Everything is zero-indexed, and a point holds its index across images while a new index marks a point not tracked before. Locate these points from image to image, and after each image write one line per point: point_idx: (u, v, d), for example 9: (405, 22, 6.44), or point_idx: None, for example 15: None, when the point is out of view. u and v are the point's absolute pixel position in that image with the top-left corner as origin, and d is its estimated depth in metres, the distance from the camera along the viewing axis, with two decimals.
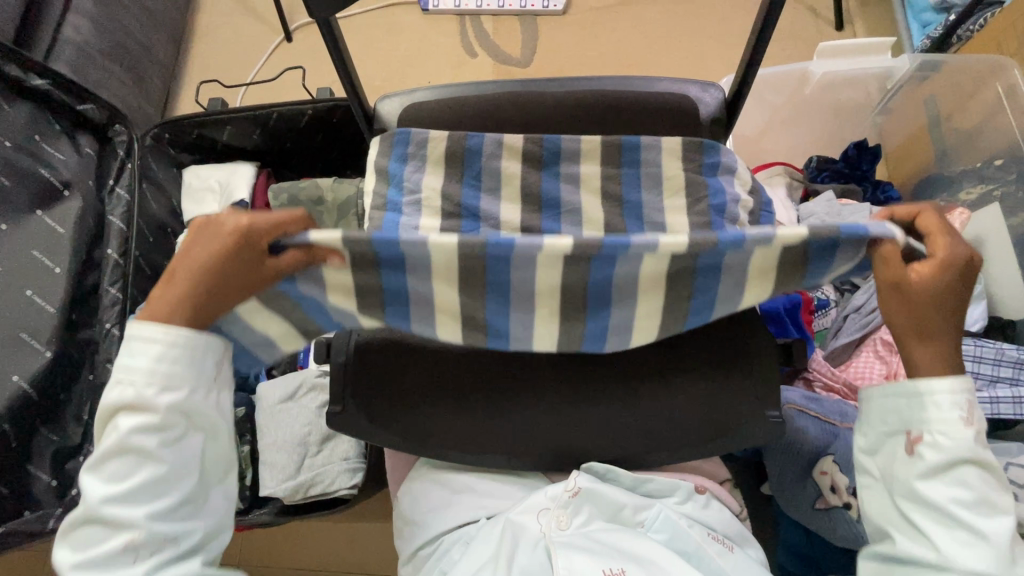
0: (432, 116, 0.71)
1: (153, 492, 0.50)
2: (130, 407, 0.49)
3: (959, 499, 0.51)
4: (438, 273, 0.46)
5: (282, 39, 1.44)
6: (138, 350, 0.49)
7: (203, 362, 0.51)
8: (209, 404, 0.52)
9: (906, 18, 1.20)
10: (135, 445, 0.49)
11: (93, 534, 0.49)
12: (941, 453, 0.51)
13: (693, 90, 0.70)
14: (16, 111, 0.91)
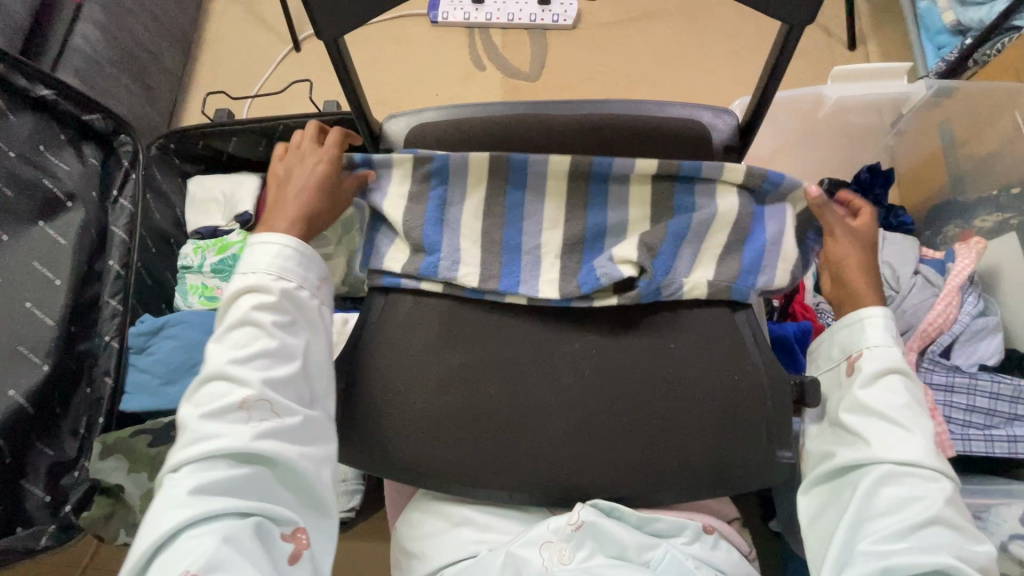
0: (439, 137, 0.69)
1: (268, 361, 0.56)
2: (257, 288, 0.59)
3: (891, 402, 0.56)
4: (470, 190, 0.63)
5: (291, 49, 1.44)
6: (263, 250, 0.60)
7: (310, 269, 0.62)
8: (311, 303, 0.61)
9: (920, 39, 1.18)
10: (256, 319, 0.57)
11: (216, 392, 0.55)
12: (874, 363, 0.59)
13: (705, 116, 0.68)
14: (20, 122, 0.91)
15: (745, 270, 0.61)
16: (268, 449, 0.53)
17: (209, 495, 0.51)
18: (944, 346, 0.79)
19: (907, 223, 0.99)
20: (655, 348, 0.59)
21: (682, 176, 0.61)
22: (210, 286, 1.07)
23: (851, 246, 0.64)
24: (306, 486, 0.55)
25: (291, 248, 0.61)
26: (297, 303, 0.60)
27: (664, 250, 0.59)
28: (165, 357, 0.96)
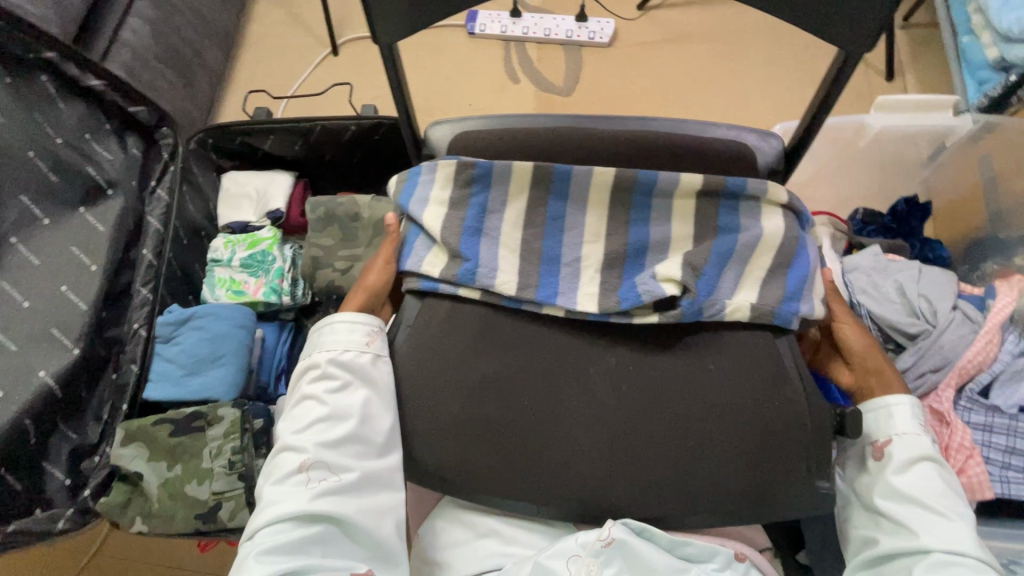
0: (483, 145, 0.69)
1: (324, 426, 0.59)
2: (313, 362, 0.62)
3: (929, 491, 0.58)
4: (513, 191, 0.63)
5: (329, 53, 1.47)
6: (325, 330, 0.65)
7: (355, 333, 0.63)
8: (364, 361, 0.62)
9: (962, 72, 1.16)
10: (311, 392, 0.61)
11: (283, 462, 0.59)
12: (904, 450, 0.60)
13: (751, 138, 0.68)
14: (70, 110, 0.92)
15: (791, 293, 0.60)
16: (327, 507, 0.55)
17: (275, 558, 0.53)
18: (982, 384, 0.78)
19: (943, 257, 0.98)
20: (699, 372, 0.58)
21: (727, 195, 0.61)
22: (237, 279, 1.08)
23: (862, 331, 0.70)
24: (368, 539, 0.57)
25: (345, 322, 0.64)
26: (347, 367, 0.61)
27: (708, 270, 0.60)
28: (192, 347, 0.96)
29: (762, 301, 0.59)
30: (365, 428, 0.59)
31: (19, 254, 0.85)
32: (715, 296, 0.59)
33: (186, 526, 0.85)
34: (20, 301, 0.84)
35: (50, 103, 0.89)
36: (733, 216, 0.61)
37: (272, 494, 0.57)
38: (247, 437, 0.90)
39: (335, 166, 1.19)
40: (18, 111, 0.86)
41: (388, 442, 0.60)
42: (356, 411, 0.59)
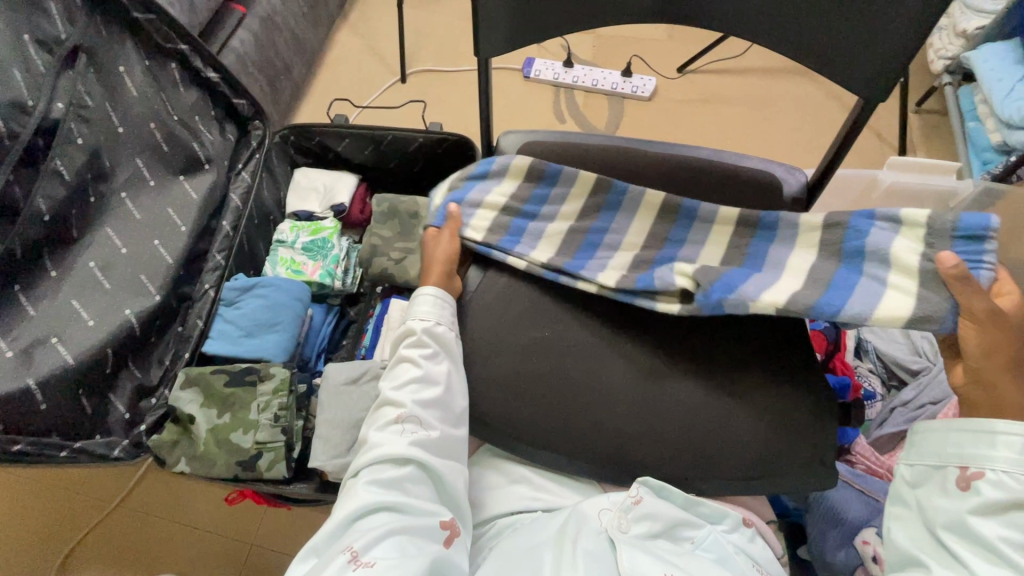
0: (547, 153, 0.82)
1: (419, 386, 0.66)
2: (409, 328, 0.69)
3: (1011, 540, 0.54)
4: (574, 195, 0.77)
5: (397, 79, 1.64)
6: (418, 298, 0.72)
7: (446, 309, 0.71)
8: (449, 336, 0.69)
9: (968, 152, 1.30)
10: (408, 354, 0.68)
11: (382, 413, 0.66)
12: (998, 491, 0.56)
13: (780, 172, 0.82)
14: (188, 95, 1.06)
15: (826, 300, 0.65)
16: (421, 456, 0.62)
17: (380, 491, 0.59)
18: None
19: None
20: (725, 372, 0.68)
21: (764, 227, 0.74)
22: (298, 261, 1.18)
23: (997, 331, 0.60)
24: (450, 495, 0.63)
25: (433, 296, 0.71)
26: (438, 338, 0.69)
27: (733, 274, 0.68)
28: (251, 312, 1.05)
29: (792, 302, 0.65)
30: (450, 397, 0.67)
31: (126, 207, 0.95)
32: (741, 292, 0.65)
33: (225, 472, 0.91)
34: (119, 247, 0.94)
35: (174, 87, 1.03)
36: (766, 245, 0.74)
37: (373, 439, 0.64)
38: (292, 397, 0.98)
39: (397, 174, 1.32)
40: (148, 87, 0.98)
41: (463, 415, 0.67)
42: (444, 379, 0.67)
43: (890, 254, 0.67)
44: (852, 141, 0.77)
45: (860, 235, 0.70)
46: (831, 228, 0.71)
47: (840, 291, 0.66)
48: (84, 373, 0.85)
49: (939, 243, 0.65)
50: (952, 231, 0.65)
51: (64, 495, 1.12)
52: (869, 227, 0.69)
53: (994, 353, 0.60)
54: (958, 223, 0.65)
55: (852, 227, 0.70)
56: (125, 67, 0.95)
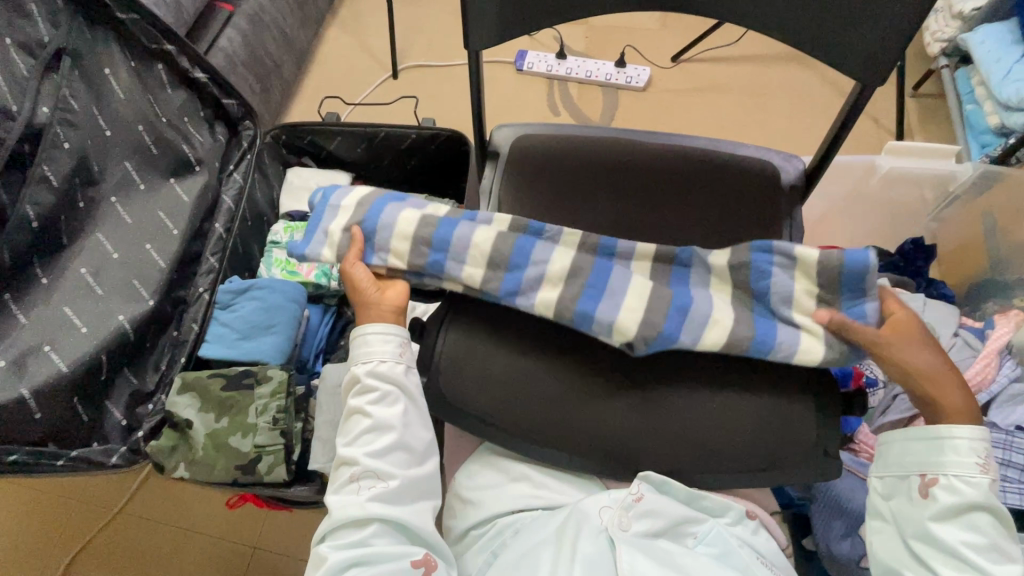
0: (542, 145, 0.81)
1: (371, 437, 0.69)
2: (355, 376, 0.71)
3: (970, 542, 0.59)
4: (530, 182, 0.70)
5: (389, 75, 1.62)
6: (355, 343, 0.72)
7: (389, 345, 0.71)
8: (397, 376, 0.71)
9: (967, 135, 1.28)
10: (356, 406, 0.70)
11: (342, 470, 0.69)
12: (955, 497, 0.60)
13: (777, 159, 0.82)
14: (176, 96, 1.04)
15: (757, 348, 0.63)
16: (379, 508, 0.65)
17: (348, 548, 0.64)
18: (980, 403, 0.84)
19: (947, 295, 1.06)
20: (731, 363, 0.66)
21: (677, 263, 0.67)
22: (293, 261, 1.17)
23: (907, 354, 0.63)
24: (418, 534, 0.66)
25: (373, 337, 0.71)
26: (385, 381, 0.70)
27: (668, 321, 0.62)
28: (246, 315, 1.05)
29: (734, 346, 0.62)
30: (405, 436, 0.69)
31: (116, 212, 0.94)
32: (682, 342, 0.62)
33: (225, 476, 0.91)
34: (111, 252, 0.92)
35: (161, 88, 1.01)
36: (684, 284, 0.66)
37: (334, 499, 0.67)
38: (291, 399, 0.97)
39: (390, 171, 1.30)
40: (135, 89, 0.97)
41: (422, 450, 0.70)
42: (395, 423, 0.69)
43: (794, 293, 0.64)
44: (849, 128, 0.76)
45: (764, 273, 0.64)
46: (735, 267, 0.65)
47: (772, 339, 0.62)
48: (78, 381, 0.84)
49: (833, 292, 0.63)
50: (838, 265, 0.62)
51: (64, 503, 1.11)
52: (768, 263, 0.64)
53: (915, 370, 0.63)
54: (844, 260, 0.62)
55: (754, 265, 0.64)
56: (110, 68, 0.94)
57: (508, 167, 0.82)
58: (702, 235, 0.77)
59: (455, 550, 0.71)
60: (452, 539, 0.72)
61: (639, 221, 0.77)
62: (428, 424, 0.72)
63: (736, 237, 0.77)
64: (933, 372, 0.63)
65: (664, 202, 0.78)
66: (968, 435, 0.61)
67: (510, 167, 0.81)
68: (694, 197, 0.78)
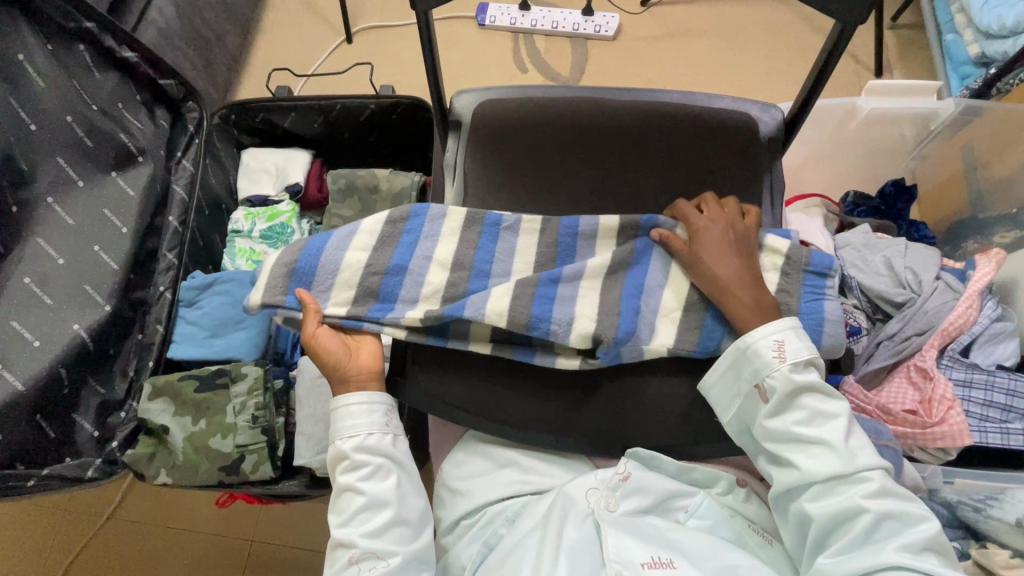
0: (505, 110, 0.76)
1: (365, 515, 0.63)
2: (340, 451, 0.65)
3: (798, 422, 0.60)
4: None
5: (343, 40, 1.51)
6: (333, 415, 0.67)
7: (375, 413, 0.66)
8: (383, 444, 0.66)
9: (946, 68, 1.24)
10: (344, 484, 0.65)
11: (337, 555, 0.63)
12: (775, 391, 0.61)
13: (754, 109, 0.79)
14: (105, 79, 0.94)
15: (703, 343, 0.67)
16: None
17: None
18: (964, 344, 0.84)
19: (928, 237, 1.04)
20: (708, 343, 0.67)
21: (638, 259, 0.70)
22: (259, 251, 1.11)
23: (713, 242, 0.67)
24: None
25: (354, 406, 0.66)
26: (372, 451, 0.65)
27: (622, 323, 0.66)
28: (214, 311, 1.00)
29: (676, 342, 0.67)
30: (403, 509, 0.64)
31: (55, 213, 0.87)
32: (636, 340, 0.66)
33: (209, 478, 0.88)
34: (55, 258, 0.87)
35: (86, 72, 0.92)
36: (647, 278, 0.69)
37: None
38: (269, 395, 0.94)
39: (351, 145, 1.23)
40: (57, 75, 0.88)
41: (422, 521, 0.65)
42: (391, 494, 0.64)
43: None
44: (830, 71, 0.72)
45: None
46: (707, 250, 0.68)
47: (719, 319, 0.67)
48: (39, 397, 0.81)
49: (793, 276, 0.69)
50: (805, 264, 0.70)
51: (50, 514, 1.09)
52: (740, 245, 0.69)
53: (693, 253, 0.67)
54: (812, 260, 0.70)
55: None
56: (24, 53, 0.85)
57: (474, 135, 0.77)
58: None
59: (445, 543, 0.70)
60: (441, 531, 0.71)
61: (621, 198, 0.74)
62: (423, 492, 0.67)
63: None
64: (736, 279, 0.65)
65: (643, 170, 0.74)
66: (761, 335, 0.62)
67: (475, 137, 0.76)
68: (674, 166, 0.74)
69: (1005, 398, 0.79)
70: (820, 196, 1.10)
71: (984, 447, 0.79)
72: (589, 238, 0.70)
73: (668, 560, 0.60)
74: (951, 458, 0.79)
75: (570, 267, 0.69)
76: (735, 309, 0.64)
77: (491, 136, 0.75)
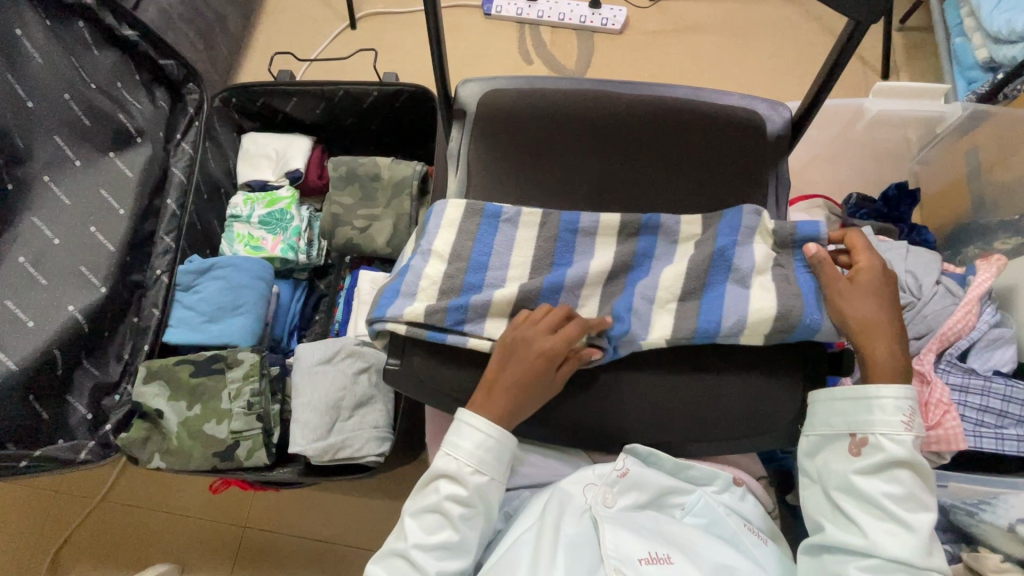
0: (510, 100, 0.75)
1: (443, 552, 0.63)
2: (460, 479, 0.63)
3: (888, 492, 0.60)
4: None
5: (347, 26, 1.49)
6: (466, 433, 0.64)
7: (503, 464, 0.65)
8: (494, 491, 0.65)
9: (953, 72, 1.24)
10: (445, 508, 0.63)
11: (400, 567, 0.63)
12: (877, 452, 0.61)
13: (763, 108, 0.79)
14: (103, 57, 0.94)
15: (704, 317, 0.65)
16: None
17: None
18: (961, 350, 0.83)
19: (929, 241, 1.04)
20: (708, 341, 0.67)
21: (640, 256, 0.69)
22: (256, 236, 1.09)
23: (868, 293, 0.65)
24: None
25: (491, 441, 0.64)
26: (484, 497, 0.64)
27: (617, 319, 0.65)
28: (211, 295, 0.98)
29: (677, 329, 0.65)
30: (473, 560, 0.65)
31: (52, 192, 0.86)
32: (633, 333, 0.65)
33: (203, 463, 0.88)
34: (51, 238, 0.86)
35: (85, 49, 0.91)
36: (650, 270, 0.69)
37: None
38: (265, 381, 0.93)
39: (353, 133, 1.22)
40: (54, 52, 0.87)
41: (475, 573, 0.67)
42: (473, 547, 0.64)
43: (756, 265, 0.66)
44: (840, 71, 0.71)
45: (733, 232, 0.68)
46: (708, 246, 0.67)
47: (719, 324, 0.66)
48: (32, 378, 0.80)
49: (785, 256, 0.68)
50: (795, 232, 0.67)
51: (43, 494, 1.09)
52: (741, 223, 0.68)
53: (848, 285, 0.65)
54: (797, 231, 0.67)
55: (724, 236, 0.68)
56: (22, 29, 0.84)
57: (478, 125, 0.76)
58: (686, 207, 0.74)
59: None
60: None
61: (625, 194, 0.74)
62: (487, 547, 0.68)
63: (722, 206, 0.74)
64: (881, 327, 0.64)
65: (648, 167, 0.74)
66: (892, 393, 0.61)
67: (479, 129, 0.75)
68: (679, 163, 0.74)
69: (1000, 404, 0.80)
70: (823, 197, 1.10)
71: (979, 452, 0.79)
72: (590, 233, 0.69)
73: (664, 556, 0.61)
74: (945, 462, 0.78)
75: (567, 256, 0.69)
76: (877, 359, 0.63)
77: (496, 127, 0.74)
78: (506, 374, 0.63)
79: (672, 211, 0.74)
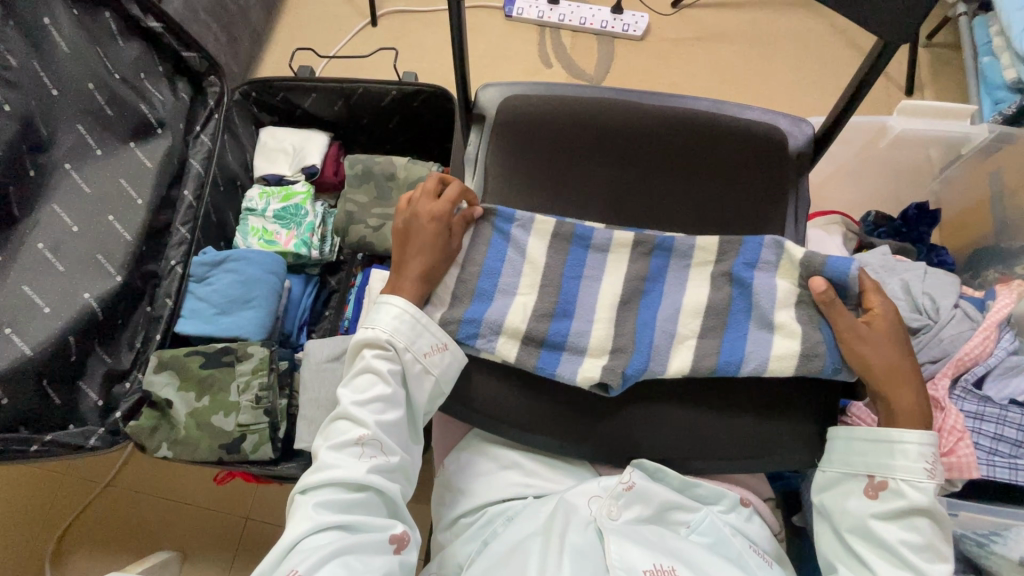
0: (529, 105, 0.74)
1: (381, 404, 0.64)
2: (378, 341, 0.65)
3: (906, 540, 0.59)
4: None
5: (368, 23, 1.49)
6: (383, 310, 0.66)
7: (420, 329, 0.66)
8: (417, 361, 0.65)
9: (980, 91, 1.22)
10: (375, 366, 0.64)
11: (340, 426, 0.64)
12: (895, 497, 0.60)
13: (785, 124, 0.78)
14: (129, 49, 0.95)
15: (725, 355, 0.65)
16: (378, 483, 0.61)
17: (327, 512, 0.58)
18: (977, 376, 0.81)
19: (947, 263, 1.02)
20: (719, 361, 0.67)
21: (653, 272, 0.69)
22: (270, 230, 1.09)
23: (882, 339, 0.64)
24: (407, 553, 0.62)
25: (401, 309, 0.66)
26: (405, 363, 0.65)
27: (636, 353, 0.65)
28: (225, 287, 0.99)
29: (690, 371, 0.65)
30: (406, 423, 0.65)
31: (72, 180, 0.87)
32: (650, 371, 0.65)
33: (209, 455, 0.88)
34: (70, 225, 0.86)
35: (111, 41, 0.92)
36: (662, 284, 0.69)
37: (328, 458, 0.62)
38: (274, 376, 0.93)
39: (370, 130, 1.22)
40: (80, 40, 0.87)
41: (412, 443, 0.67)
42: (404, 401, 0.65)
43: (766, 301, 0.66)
44: (866, 91, 0.70)
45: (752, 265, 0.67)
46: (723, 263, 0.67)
47: (729, 345, 0.66)
48: (48, 363, 0.81)
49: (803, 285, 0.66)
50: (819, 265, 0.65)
51: (52, 478, 1.10)
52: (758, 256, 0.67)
53: (864, 332, 0.64)
54: (827, 262, 0.65)
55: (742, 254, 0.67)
56: (48, 16, 0.84)
57: (496, 131, 0.76)
58: (703, 223, 0.73)
59: (444, 539, 0.70)
60: (441, 526, 0.71)
61: (642, 206, 0.74)
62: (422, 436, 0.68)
63: (739, 222, 0.73)
64: (897, 376, 0.63)
65: (666, 180, 0.73)
66: (917, 440, 0.60)
67: (498, 134, 0.75)
68: (698, 177, 0.73)
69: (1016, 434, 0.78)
70: (840, 214, 1.08)
71: (991, 481, 0.78)
72: (606, 246, 0.69)
73: (669, 568, 0.60)
74: (956, 490, 0.77)
75: (583, 263, 0.69)
76: (900, 403, 0.62)
77: (517, 132, 0.74)
78: (416, 270, 0.67)
79: (689, 225, 0.74)
